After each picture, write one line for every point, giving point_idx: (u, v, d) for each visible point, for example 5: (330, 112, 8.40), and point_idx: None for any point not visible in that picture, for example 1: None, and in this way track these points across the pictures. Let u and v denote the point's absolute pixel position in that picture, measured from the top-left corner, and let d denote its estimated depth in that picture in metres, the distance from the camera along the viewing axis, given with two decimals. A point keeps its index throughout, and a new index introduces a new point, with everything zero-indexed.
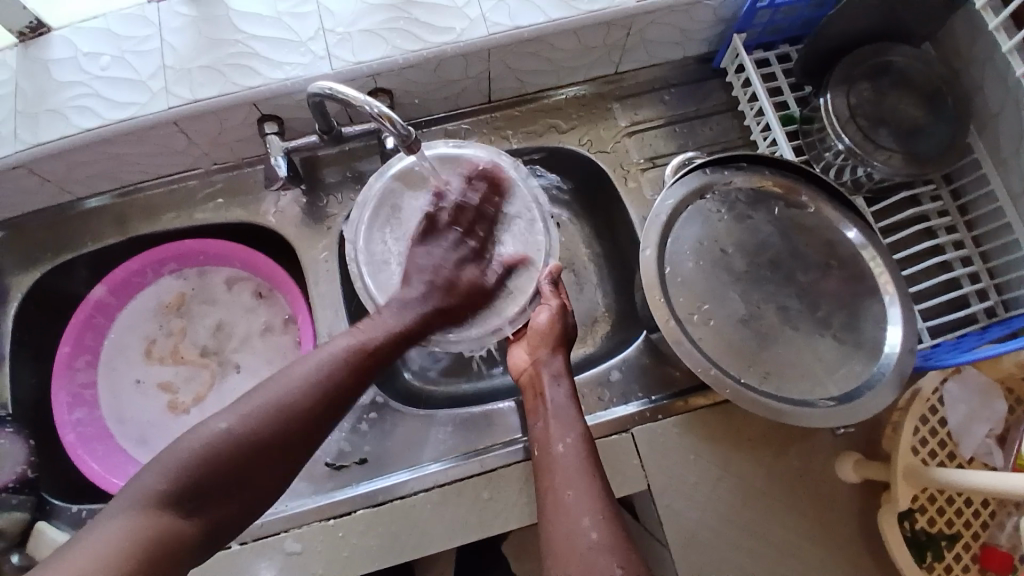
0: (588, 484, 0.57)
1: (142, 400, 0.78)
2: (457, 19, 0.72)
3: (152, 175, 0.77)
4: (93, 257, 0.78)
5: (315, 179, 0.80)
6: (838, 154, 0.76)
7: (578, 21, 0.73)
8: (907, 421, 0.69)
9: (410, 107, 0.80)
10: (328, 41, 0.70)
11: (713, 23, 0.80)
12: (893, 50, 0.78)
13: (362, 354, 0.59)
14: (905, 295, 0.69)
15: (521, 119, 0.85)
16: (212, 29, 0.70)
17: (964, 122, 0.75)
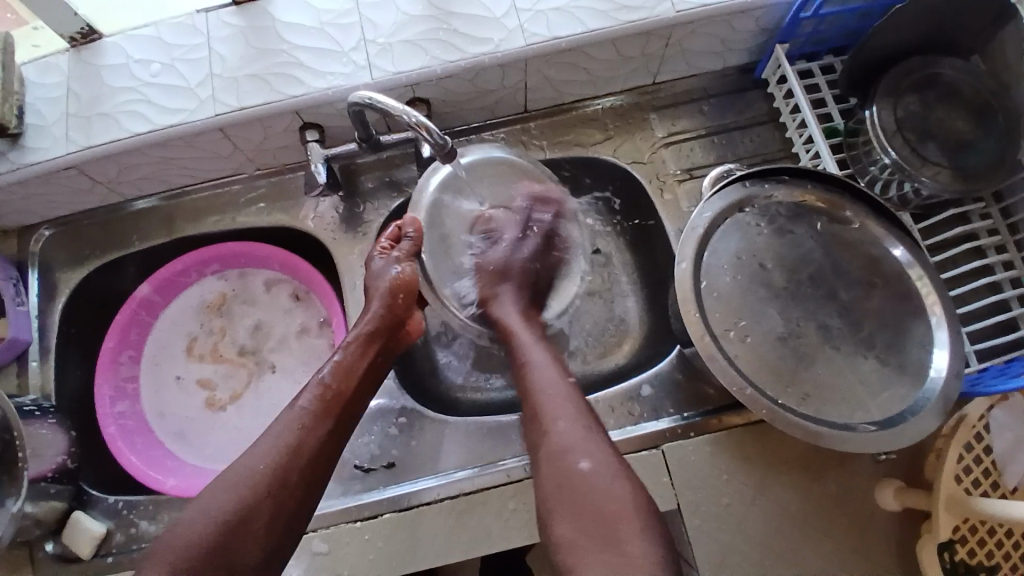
0: (573, 411, 0.62)
1: (182, 396, 0.80)
2: (496, 30, 0.72)
3: (196, 178, 0.79)
4: (140, 256, 0.81)
5: (353, 186, 0.81)
6: (884, 168, 0.74)
7: (616, 32, 0.73)
8: (952, 450, 0.66)
9: (448, 116, 0.81)
10: (370, 52, 0.72)
11: (754, 33, 0.79)
12: (943, 62, 0.75)
13: (335, 398, 0.63)
14: (953, 317, 0.66)
15: (558, 128, 0.85)
16: (258, 39, 0.72)
17: (1016, 137, 0.72)
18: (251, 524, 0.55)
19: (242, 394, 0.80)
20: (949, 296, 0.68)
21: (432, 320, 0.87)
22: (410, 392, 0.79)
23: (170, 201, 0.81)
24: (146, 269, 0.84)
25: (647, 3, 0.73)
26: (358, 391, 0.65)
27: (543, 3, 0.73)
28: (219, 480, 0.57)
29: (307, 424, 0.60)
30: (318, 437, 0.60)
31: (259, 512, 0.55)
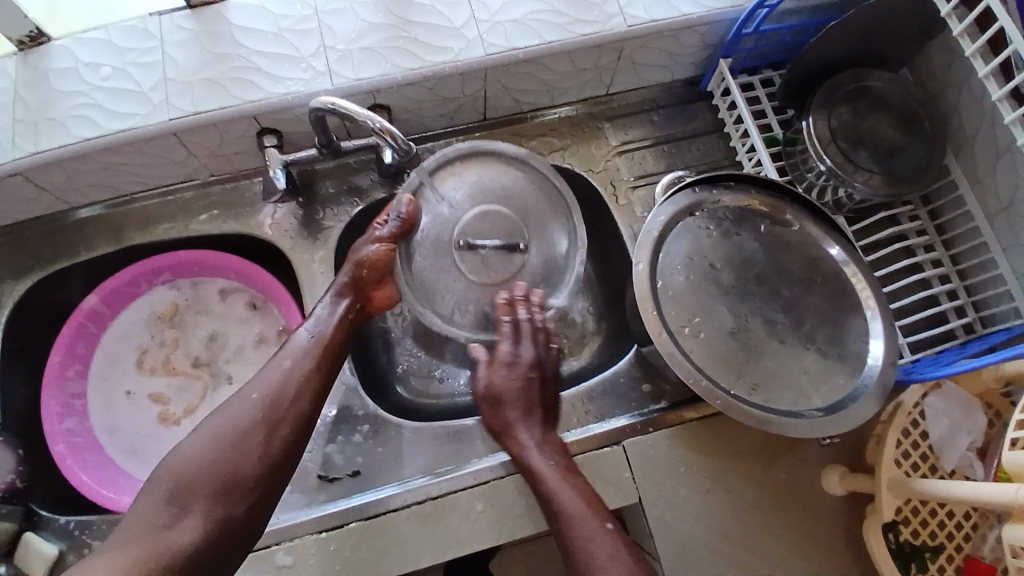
0: (589, 528, 0.62)
1: (133, 411, 0.77)
2: (455, 40, 0.74)
3: (148, 186, 0.77)
4: (87, 266, 0.78)
5: (312, 192, 0.80)
6: (820, 175, 0.79)
7: (571, 44, 0.75)
8: (890, 435, 0.70)
9: (407, 123, 0.82)
10: (329, 58, 0.72)
11: (701, 47, 0.83)
12: (872, 77, 0.81)
13: (324, 343, 0.67)
14: (886, 310, 0.72)
15: (514, 137, 0.87)
16: (215, 44, 0.71)
17: (939, 146, 0.79)
18: (247, 454, 0.59)
19: (197, 407, 0.77)
20: (882, 291, 0.73)
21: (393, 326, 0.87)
22: (372, 398, 0.79)
23: (119, 209, 0.78)
24: (93, 280, 0.81)
25: (600, 17, 0.76)
26: (347, 338, 0.68)
27: (501, 14, 0.75)
28: (218, 416, 0.61)
29: (296, 364, 0.64)
30: (308, 378, 0.64)
31: (251, 440, 0.59)
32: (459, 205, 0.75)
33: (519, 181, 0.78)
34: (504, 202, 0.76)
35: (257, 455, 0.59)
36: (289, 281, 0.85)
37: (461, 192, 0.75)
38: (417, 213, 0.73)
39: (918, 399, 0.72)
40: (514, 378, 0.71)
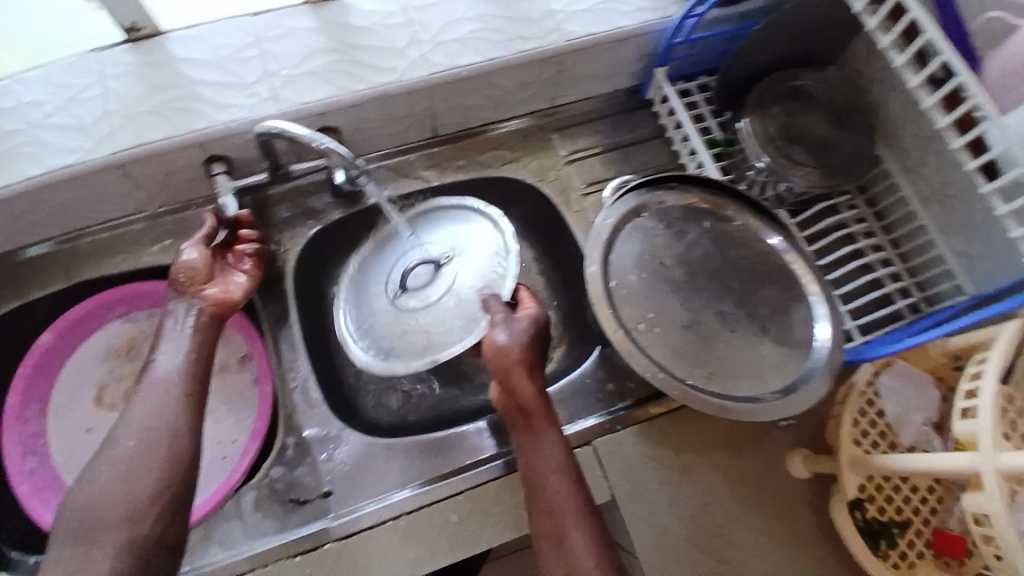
0: (582, 522, 0.58)
1: (92, 449, 0.75)
2: (398, 60, 0.76)
3: (97, 220, 0.77)
4: (40, 305, 0.77)
5: (266, 217, 0.82)
6: (760, 172, 0.82)
7: (511, 60, 0.78)
8: (845, 413, 0.73)
9: (357, 144, 0.83)
10: (273, 84, 0.73)
11: (637, 57, 0.86)
12: (802, 76, 0.85)
13: (193, 359, 0.65)
14: (828, 293, 0.75)
15: (464, 153, 0.89)
16: (157, 75, 0.72)
17: (868, 138, 0.84)
18: (134, 494, 0.55)
19: None
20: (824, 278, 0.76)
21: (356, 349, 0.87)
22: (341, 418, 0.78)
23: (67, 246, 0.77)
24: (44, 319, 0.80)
25: (538, 34, 0.79)
26: (206, 349, 0.67)
27: (442, 34, 0.78)
28: (87, 476, 0.57)
29: (164, 384, 0.62)
30: (178, 409, 0.61)
31: (138, 462, 0.57)
32: (378, 279, 0.82)
33: (411, 228, 0.84)
34: (415, 247, 0.82)
35: (149, 492, 0.56)
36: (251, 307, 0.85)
37: (382, 266, 0.82)
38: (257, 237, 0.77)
39: (870, 377, 0.75)
40: (530, 340, 0.67)
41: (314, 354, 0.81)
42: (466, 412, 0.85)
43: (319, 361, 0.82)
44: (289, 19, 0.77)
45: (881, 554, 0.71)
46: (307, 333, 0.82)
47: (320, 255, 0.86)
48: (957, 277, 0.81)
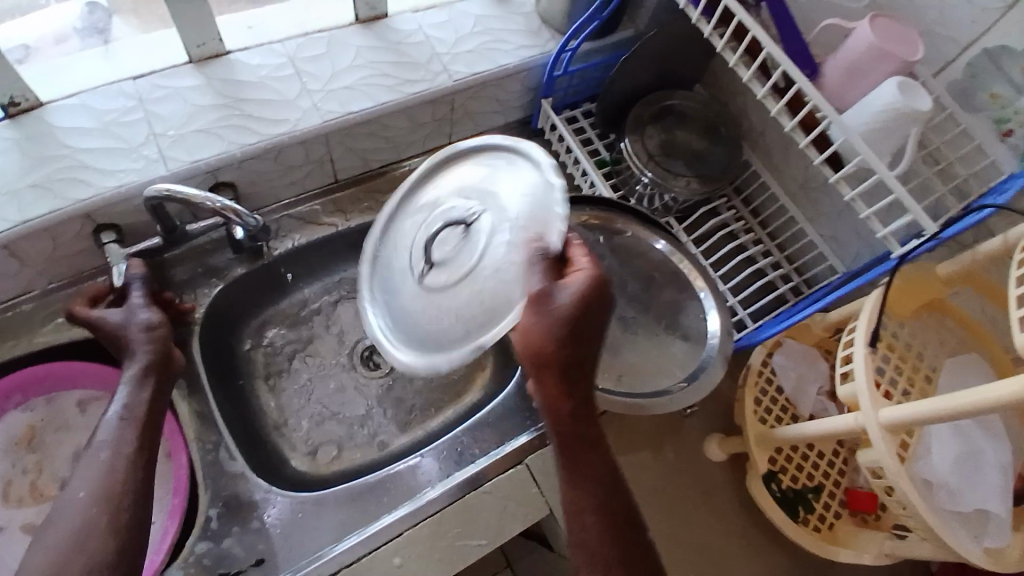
0: None
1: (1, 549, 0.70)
2: (291, 111, 0.77)
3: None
4: None
5: (165, 280, 0.80)
6: (646, 186, 0.89)
7: (405, 104, 0.81)
8: (748, 394, 0.81)
9: (255, 198, 0.83)
10: (161, 145, 0.73)
11: (524, 91, 0.91)
12: (673, 95, 0.93)
13: (135, 420, 0.61)
14: (714, 285, 0.80)
15: (364, 198, 0.90)
16: (33, 150, 0.70)
17: (736, 143, 0.92)
18: (94, 575, 0.51)
19: None
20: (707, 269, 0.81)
21: (274, 410, 0.85)
22: (270, 480, 0.77)
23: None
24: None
25: (427, 76, 0.82)
26: (157, 413, 0.64)
27: (333, 82, 0.80)
28: (33, 551, 0.53)
29: (109, 446, 0.58)
30: (131, 467, 0.58)
31: (86, 544, 0.52)
32: (403, 242, 0.70)
33: (457, 175, 0.69)
34: (456, 195, 0.66)
35: (110, 567, 0.52)
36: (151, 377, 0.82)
37: (412, 223, 0.70)
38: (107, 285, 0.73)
39: (764, 359, 0.84)
40: (571, 343, 0.55)
41: (231, 417, 0.79)
42: (402, 450, 0.85)
43: (235, 423, 0.79)
44: (169, 80, 0.77)
45: (801, 519, 0.78)
46: (218, 394, 0.79)
47: (225, 316, 0.84)
48: (829, 261, 0.92)
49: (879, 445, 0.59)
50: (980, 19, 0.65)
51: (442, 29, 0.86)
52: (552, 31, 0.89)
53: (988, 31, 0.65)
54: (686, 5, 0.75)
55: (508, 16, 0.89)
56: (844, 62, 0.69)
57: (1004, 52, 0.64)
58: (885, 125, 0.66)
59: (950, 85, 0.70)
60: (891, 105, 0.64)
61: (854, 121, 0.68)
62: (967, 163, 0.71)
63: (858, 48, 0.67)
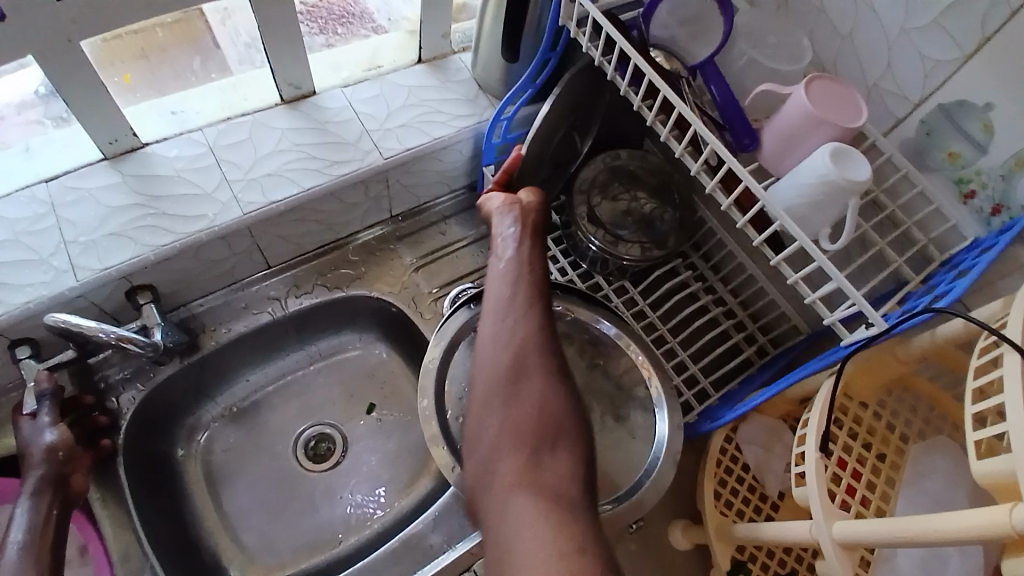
0: (527, 347, 0.63)
1: None
2: (209, 205, 0.81)
3: (30, 332, 0.77)
4: None
5: (194, 340, 0.88)
6: (594, 253, 0.93)
7: (332, 184, 0.86)
8: (708, 484, 0.86)
9: (269, 235, 0.87)
10: (158, 211, 0.80)
11: (463, 159, 0.96)
12: (618, 154, 0.96)
13: (41, 543, 0.69)
14: (660, 371, 0.82)
15: (332, 263, 0.97)
16: (138, 191, 0.81)
17: (685, 205, 0.95)
18: None
19: (109, 533, 0.78)
20: (654, 351, 0.84)
21: (247, 432, 0.95)
22: (161, 549, 0.79)
23: (6, 360, 0.79)
24: None
25: (356, 155, 0.88)
26: (59, 533, 0.71)
27: (389, 122, 0.91)
28: None
29: None
30: None
31: None
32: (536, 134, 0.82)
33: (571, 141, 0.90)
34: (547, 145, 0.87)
35: None
36: (164, 405, 0.88)
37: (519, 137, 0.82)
38: (116, 410, 0.83)
39: (723, 438, 0.88)
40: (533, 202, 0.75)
41: (136, 452, 0.84)
42: (418, 501, 0.92)
43: (144, 465, 0.85)
44: (269, 122, 0.89)
45: None
46: (137, 416, 0.84)
47: (219, 362, 0.91)
48: (792, 320, 0.93)
49: (832, 562, 0.60)
50: (933, 72, 0.66)
51: (372, 105, 0.92)
52: (490, 97, 0.95)
53: (943, 87, 0.67)
54: (613, 73, 0.74)
55: (444, 85, 0.96)
56: (784, 128, 0.70)
57: (961, 107, 0.66)
58: (823, 196, 0.65)
59: (903, 143, 0.72)
60: (825, 175, 0.64)
61: (790, 194, 0.68)
62: (926, 227, 0.73)
63: (797, 114, 0.68)
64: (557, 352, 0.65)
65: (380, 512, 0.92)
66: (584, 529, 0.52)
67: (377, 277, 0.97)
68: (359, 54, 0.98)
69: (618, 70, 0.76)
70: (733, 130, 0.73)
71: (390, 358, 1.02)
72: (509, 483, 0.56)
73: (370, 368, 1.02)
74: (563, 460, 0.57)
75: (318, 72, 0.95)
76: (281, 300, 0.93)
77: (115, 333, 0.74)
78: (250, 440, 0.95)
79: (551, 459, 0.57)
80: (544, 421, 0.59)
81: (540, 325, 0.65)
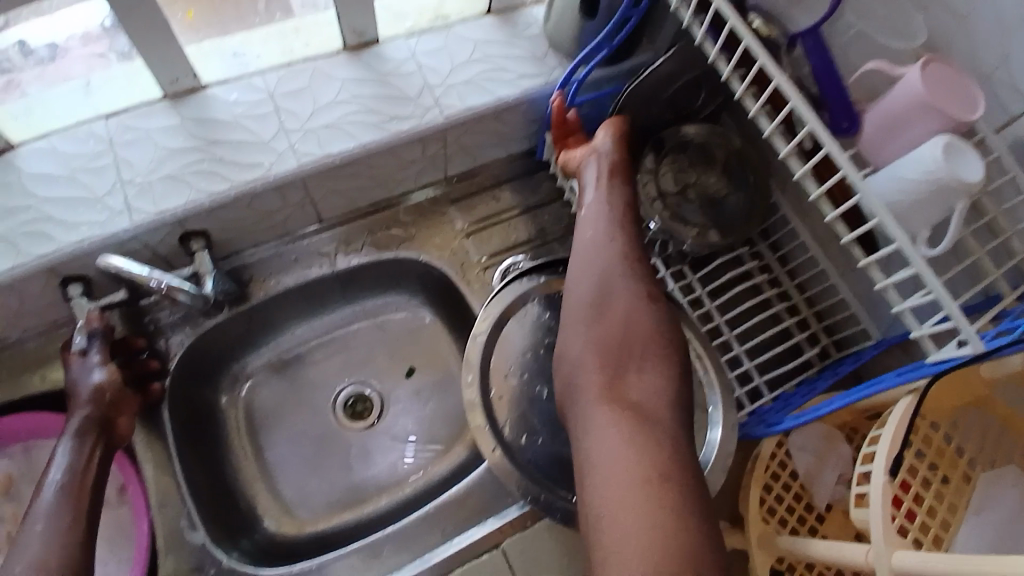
0: (615, 283, 0.69)
1: (109, 513, 0.82)
2: (264, 154, 0.79)
3: (84, 270, 0.77)
4: (34, 374, 0.83)
5: (241, 290, 0.88)
6: (655, 233, 0.87)
7: (390, 140, 0.82)
8: (755, 486, 0.82)
9: (322, 189, 0.84)
10: (212, 157, 0.78)
11: (525, 123, 0.91)
12: (692, 130, 0.90)
13: (76, 487, 0.69)
14: (718, 368, 0.78)
15: (381, 222, 0.94)
16: (195, 134, 0.80)
17: (759, 190, 0.89)
18: None
19: (149, 476, 0.79)
20: (713, 346, 0.79)
21: (288, 384, 0.96)
22: (198, 495, 0.81)
23: (60, 296, 0.79)
24: (39, 362, 0.84)
25: (416, 112, 0.84)
26: (96, 477, 0.72)
27: (452, 78, 0.86)
28: None
29: (47, 526, 0.66)
30: (63, 540, 0.65)
31: None
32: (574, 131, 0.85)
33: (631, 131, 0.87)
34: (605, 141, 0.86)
35: None
36: (207, 353, 0.89)
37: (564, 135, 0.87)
38: (164, 359, 0.83)
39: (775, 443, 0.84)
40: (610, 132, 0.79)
41: (179, 396, 0.85)
42: (451, 471, 0.91)
43: (186, 409, 0.86)
44: (330, 70, 0.86)
45: None
46: (183, 359, 0.85)
47: (264, 313, 0.91)
48: (862, 323, 0.88)
49: None
50: None
51: (436, 58, 0.88)
52: (559, 58, 0.89)
53: None
54: (703, 39, 0.68)
55: (512, 42, 0.90)
56: (888, 112, 0.64)
57: None
58: (926, 193, 0.60)
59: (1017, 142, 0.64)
60: (931, 170, 0.59)
61: (886, 185, 0.62)
62: None
63: (905, 101, 0.62)
64: (644, 280, 0.70)
65: (414, 478, 0.91)
66: (662, 437, 0.59)
67: (427, 240, 0.94)
68: (425, 3, 0.93)
69: (709, 35, 0.69)
70: (831, 111, 0.68)
71: (434, 325, 1.00)
72: (594, 398, 0.63)
73: (413, 332, 1.00)
74: (649, 374, 0.65)
75: (383, 21, 0.91)
76: (329, 256, 0.91)
77: (164, 282, 0.73)
78: (290, 393, 0.95)
79: (636, 375, 0.65)
80: (628, 343, 0.66)
81: (621, 255, 0.70)
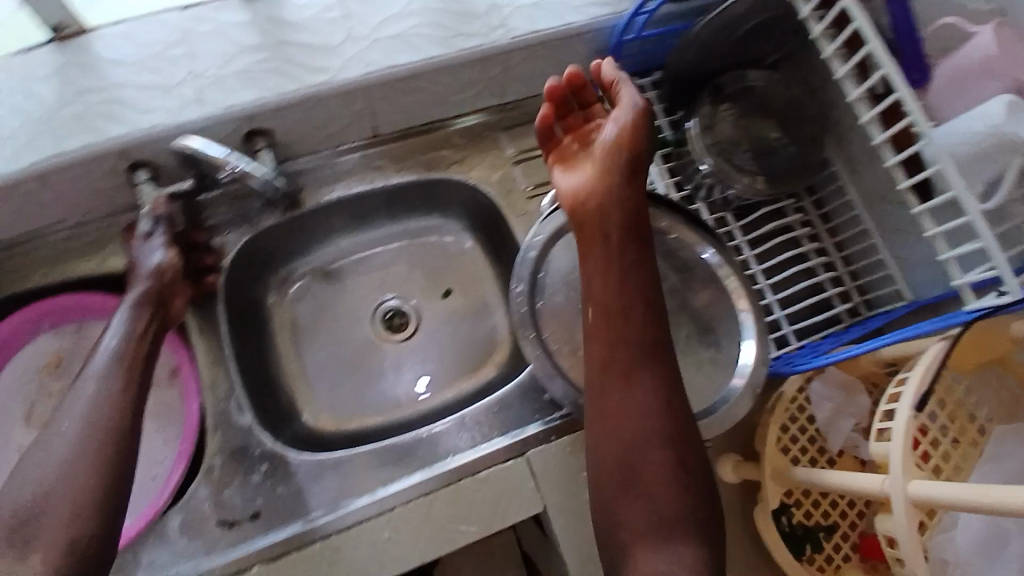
0: (633, 418, 0.66)
1: (161, 392, 0.87)
2: (332, 58, 0.80)
3: (152, 157, 0.80)
4: (96, 255, 0.87)
5: (296, 194, 0.90)
6: (704, 175, 0.88)
7: (455, 57, 0.83)
8: (773, 425, 0.85)
9: (382, 100, 0.86)
10: (282, 57, 0.80)
11: (586, 55, 0.91)
12: (754, 76, 0.91)
13: (128, 354, 0.71)
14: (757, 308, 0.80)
15: (433, 144, 0.96)
16: (267, 33, 0.81)
17: (814, 143, 0.90)
18: (76, 480, 0.60)
19: (202, 359, 0.84)
20: (752, 287, 0.82)
21: (331, 292, 0.99)
22: (245, 382, 0.86)
23: (126, 181, 0.82)
24: (100, 245, 0.87)
25: (482, 30, 0.84)
26: (148, 347, 0.74)
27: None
28: (29, 458, 0.62)
29: (102, 382, 0.67)
30: (117, 392, 0.67)
31: (82, 458, 0.61)
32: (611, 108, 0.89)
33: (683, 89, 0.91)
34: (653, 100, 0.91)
35: (90, 470, 0.61)
36: (260, 251, 0.92)
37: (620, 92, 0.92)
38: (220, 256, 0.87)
39: (798, 387, 0.87)
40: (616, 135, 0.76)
41: (232, 290, 0.89)
42: (480, 389, 0.95)
43: (236, 303, 0.90)
44: None
45: (807, 557, 0.84)
46: (241, 252, 0.89)
47: (316, 220, 0.94)
48: (896, 283, 0.90)
49: (900, 516, 0.60)
50: None
51: None
52: None
53: None
54: None
55: None
56: (956, 66, 0.64)
57: None
58: (982, 149, 0.61)
59: None
60: (995, 125, 0.60)
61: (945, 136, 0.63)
62: None
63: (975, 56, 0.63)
64: (665, 407, 0.66)
65: (444, 392, 0.96)
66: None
67: (476, 164, 0.96)
68: None
69: None
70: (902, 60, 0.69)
71: (473, 251, 1.03)
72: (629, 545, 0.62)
73: (453, 255, 1.03)
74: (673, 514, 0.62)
75: None
76: (382, 172, 0.94)
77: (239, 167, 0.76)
78: (332, 302, 0.99)
79: (661, 528, 0.61)
80: (648, 475, 0.63)
81: (639, 389, 0.67)
